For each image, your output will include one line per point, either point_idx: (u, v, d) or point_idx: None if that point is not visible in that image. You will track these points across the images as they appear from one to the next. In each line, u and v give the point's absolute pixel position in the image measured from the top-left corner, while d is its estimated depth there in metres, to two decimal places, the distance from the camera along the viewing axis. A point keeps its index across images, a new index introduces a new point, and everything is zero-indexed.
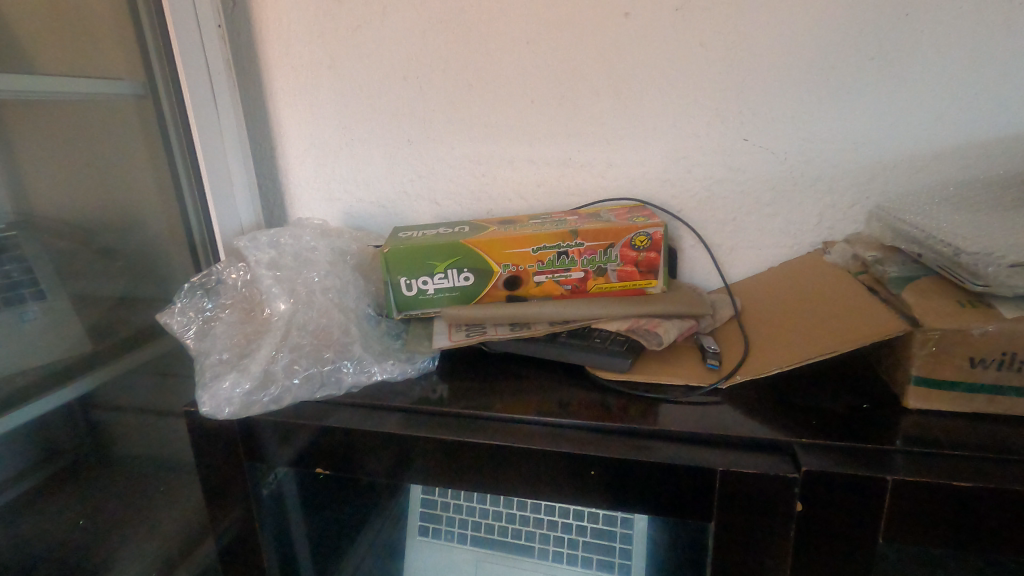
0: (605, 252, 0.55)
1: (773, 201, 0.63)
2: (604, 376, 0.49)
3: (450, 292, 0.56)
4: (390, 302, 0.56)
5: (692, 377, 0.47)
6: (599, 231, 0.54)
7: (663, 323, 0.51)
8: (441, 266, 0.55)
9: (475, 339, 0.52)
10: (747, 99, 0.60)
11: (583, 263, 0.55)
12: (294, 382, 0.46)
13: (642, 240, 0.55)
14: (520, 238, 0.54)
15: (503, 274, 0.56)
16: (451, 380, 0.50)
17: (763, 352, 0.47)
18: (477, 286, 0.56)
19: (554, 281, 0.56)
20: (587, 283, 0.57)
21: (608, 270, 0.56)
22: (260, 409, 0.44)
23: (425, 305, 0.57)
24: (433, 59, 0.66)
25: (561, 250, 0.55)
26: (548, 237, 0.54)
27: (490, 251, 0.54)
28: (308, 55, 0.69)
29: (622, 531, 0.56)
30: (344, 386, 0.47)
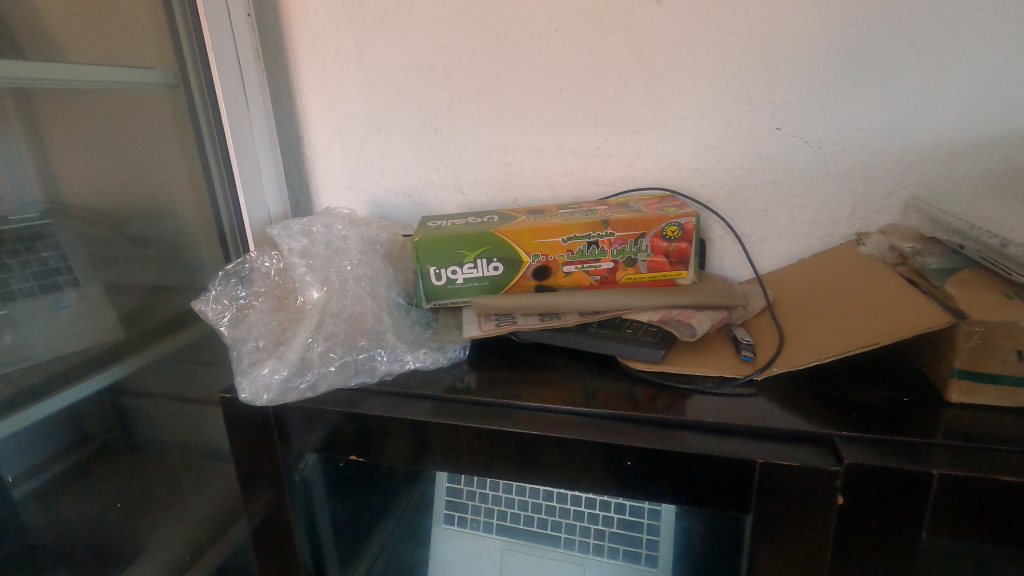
0: (635, 243, 0.55)
1: (806, 191, 0.62)
2: (636, 367, 0.48)
3: (479, 282, 0.56)
4: (419, 292, 0.56)
5: (726, 369, 0.46)
6: (630, 221, 0.54)
7: (696, 314, 0.50)
8: (471, 256, 0.55)
9: (505, 329, 0.52)
10: (781, 87, 0.59)
11: (614, 253, 0.55)
12: (330, 369, 0.46)
13: (673, 230, 0.54)
14: (550, 227, 0.54)
15: (532, 265, 0.55)
16: (481, 370, 0.50)
17: (800, 344, 0.46)
18: (507, 276, 0.56)
19: (584, 271, 0.56)
20: (617, 274, 0.56)
21: (638, 261, 0.56)
22: (297, 395, 0.44)
23: (453, 295, 0.57)
24: (460, 47, 0.65)
25: (591, 240, 0.54)
26: (578, 227, 0.54)
27: (520, 240, 0.54)
28: (335, 43, 0.69)
29: (650, 522, 0.56)
30: (378, 375, 0.48)
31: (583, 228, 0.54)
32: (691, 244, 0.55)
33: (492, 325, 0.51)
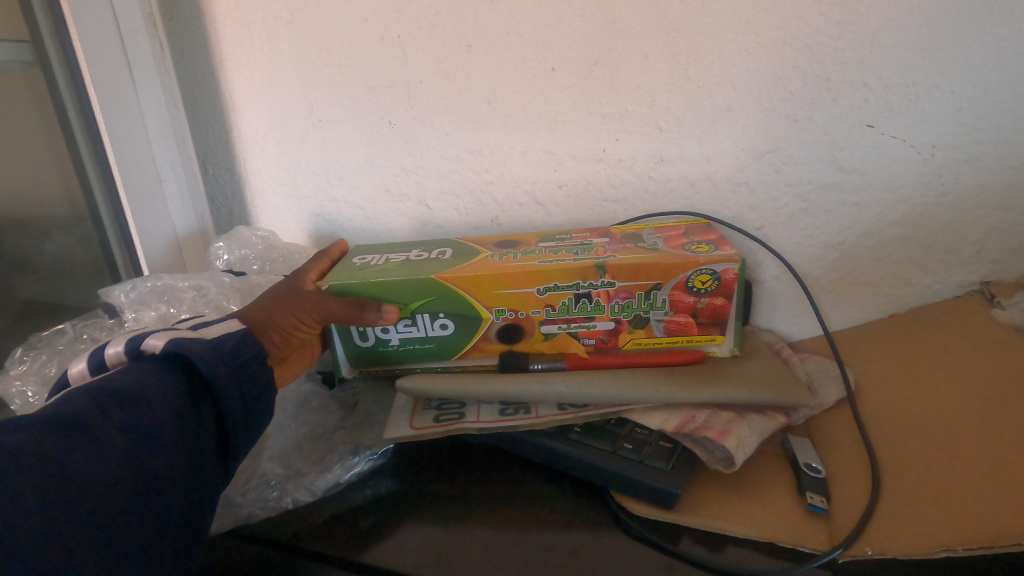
0: (647, 297, 0.36)
1: (906, 219, 0.42)
2: (636, 509, 0.31)
3: (421, 343, 0.39)
4: (337, 357, 0.39)
5: (781, 532, 0.29)
6: (641, 266, 0.35)
7: (735, 426, 0.32)
8: (406, 310, 0.37)
9: (446, 431, 0.35)
10: (878, 64, 0.39)
11: (615, 310, 0.37)
12: None
13: (705, 279, 0.36)
14: (519, 273, 0.35)
15: (496, 323, 0.38)
16: (404, 498, 0.34)
17: (913, 499, 0.28)
18: (459, 338, 0.38)
19: (571, 334, 0.38)
20: (620, 337, 0.38)
21: (652, 321, 0.37)
22: None
23: (386, 361, 0.40)
24: (417, 10, 0.47)
25: (582, 292, 0.36)
26: (562, 273, 0.35)
27: (475, 290, 0.36)
28: (260, 8, 0.51)
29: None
30: (236, 518, 0.33)
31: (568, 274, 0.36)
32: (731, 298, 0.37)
33: (428, 426, 0.35)
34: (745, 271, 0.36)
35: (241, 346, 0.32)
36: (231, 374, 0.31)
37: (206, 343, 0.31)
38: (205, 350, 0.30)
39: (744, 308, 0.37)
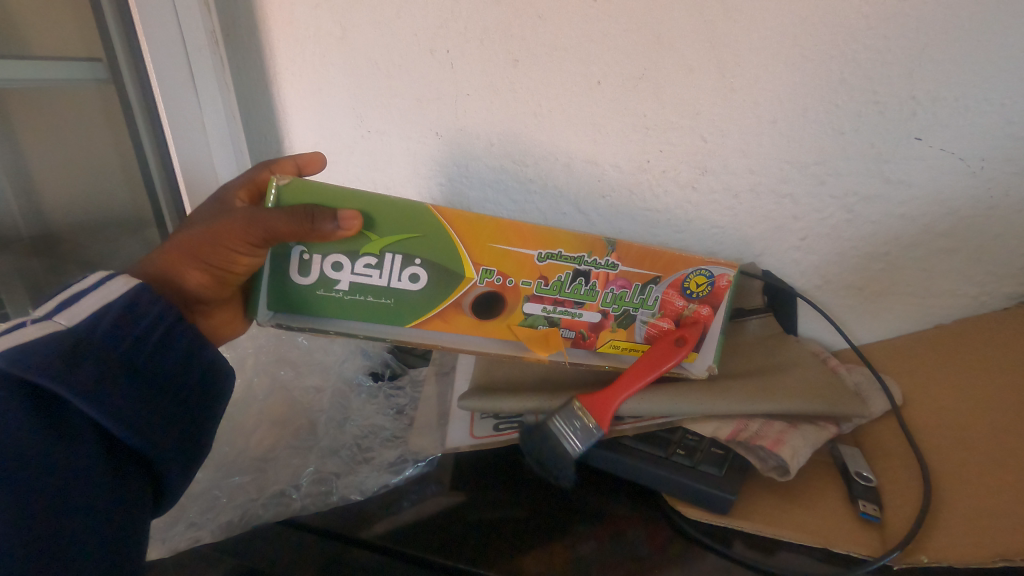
0: (642, 291, 0.37)
1: (953, 231, 0.43)
2: (691, 514, 0.32)
3: (377, 293, 0.36)
4: (275, 291, 0.36)
5: (835, 538, 0.30)
6: (645, 254, 0.36)
7: (789, 436, 0.33)
8: (378, 245, 0.34)
9: (507, 438, 0.36)
10: (926, 76, 0.39)
11: (606, 300, 0.37)
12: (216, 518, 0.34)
13: (699, 283, 0.37)
14: (527, 232, 0.35)
15: (476, 286, 0.36)
16: (463, 497, 0.35)
17: (966, 508, 0.28)
18: (421, 297, 0.36)
19: (551, 320, 0.38)
20: (599, 335, 0.38)
21: (637, 320, 0.38)
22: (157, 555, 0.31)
23: (329, 309, 0.37)
24: (466, 25, 0.49)
25: (581, 269, 0.36)
26: (569, 242, 0.35)
27: (471, 241, 0.35)
28: (314, 23, 0.53)
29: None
30: (289, 508, 0.35)
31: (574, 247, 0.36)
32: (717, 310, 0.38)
33: (490, 434, 0.36)
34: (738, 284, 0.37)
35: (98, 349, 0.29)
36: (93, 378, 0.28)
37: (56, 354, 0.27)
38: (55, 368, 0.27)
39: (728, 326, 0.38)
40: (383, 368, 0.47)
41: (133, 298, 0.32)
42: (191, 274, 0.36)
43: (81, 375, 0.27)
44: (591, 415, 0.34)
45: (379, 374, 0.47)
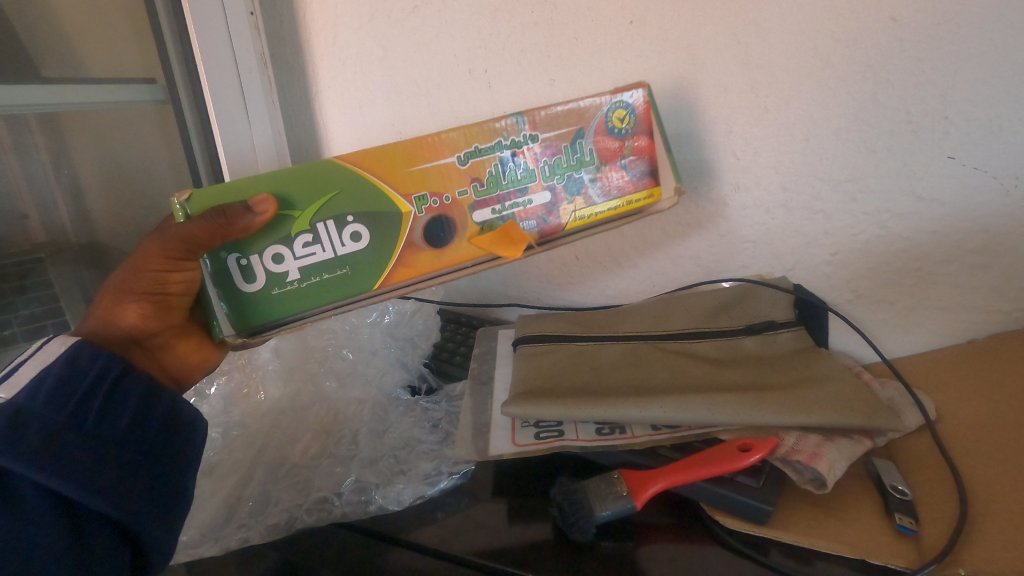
0: (573, 150, 0.38)
1: (987, 247, 0.43)
2: (730, 525, 0.33)
3: (326, 268, 0.36)
4: (235, 305, 0.35)
5: (873, 549, 0.30)
6: (556, 115, 0.38)
7: (826, 450, 0.34)
8: (305, 218, 0.35)
9: (548, 446, 0.37)
10: (960, 97, 0.40)
11: (545, 173, 0.38)
12: (263, 515, 0.34)
13: (623, 115, 0.38)
14: (430, 141, 0.36)
15: (418, 218, 0.37)
16: (505, 504, 0.36)
17: (1002, 522, 0.29)
18: (377, 246, 0.36)
19: (507, 220, 0.38)
20: (560, 212, 0.39)
21: (586, 181, 0.39)
22: (212, 552, 0.32)
23: (294, 304, 0.36)
24: (504, 46, 0.50)
25: (505, 155, 0.37)
26: (478, 135, 0.37)
27: (387, 173, 0.36)
28: (356, 44, 0.55)
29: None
30: (332, 515, 0.34)
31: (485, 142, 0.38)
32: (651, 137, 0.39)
33: (531, 442, 0.38)
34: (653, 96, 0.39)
35: (42, 413, 0.29)
36: (36, 442, 0.28)
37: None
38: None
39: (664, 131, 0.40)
40: (420, 382, 0.46)
41: (71, 360, 0.32)
42: (128, 307, 0.37)
43: (16, 440, 0.27)
44: (628, 483, 0.34)
45: (417, 388, 0.45)
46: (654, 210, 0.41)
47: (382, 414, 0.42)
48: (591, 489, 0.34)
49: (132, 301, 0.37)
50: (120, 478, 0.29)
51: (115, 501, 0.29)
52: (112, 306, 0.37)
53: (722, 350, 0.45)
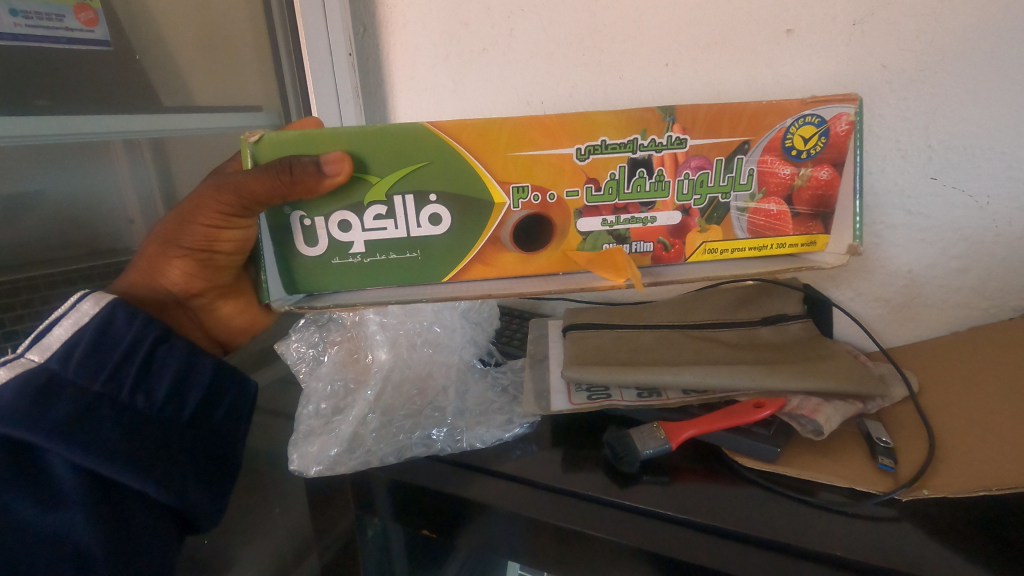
0: (726, 169, 0.39)
1: (966, 253, 0.52)
2: (746, 464, 0.41)
3: (388, 244, 0.40)
4: (296, 263, 0.40)
5: (859, 479, 0.39)
6: (720, 120, 0.38)
7: (824, 408, 0.42)
8: (381, 187, 0.38)
9: (598, 405, 0.46)
10: (940, 128, 0.49)
11: (684, 190, 0.40)
12: (381, 444, 0.43)
13: (810, 133, 0.39)
14: (553, 131, 0.37)
15: (512, 210, 0.40)
16: (565, 449, 0.45)
17: (958, 461, 0.37)
18: (448, 231, 0.40)
19: (617, 233, 0.41)
20: (687, 238, 0.41)
21: (733, 208, 0.41)
22: (346, 469, 0.41)
23: (350, 273, 0.41)
24: (558, 82, 0.61)
25: (637, 158, 0.39)
26: (607, 128, 0.37)
27: (487, 151, 0.38)
28: (432, 79, 0.67)
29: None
30: (432, 449, 0.44)
31: (618, 136, 0.38)
32: (835, 168, 0.40)
33: (584, 399, 0.47)
34: (859, 120, 0.38)
35: (72, 386, 0.36)
36: (63, 416, 0.34)
37: (28, 397, 0.34)
38: (21, 410, 0.34)
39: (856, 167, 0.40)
40: (489, 357, 0.56)
41: (103, 325, 0.39)
42: (176, 264, 0.47)
43: (49, 414, 0.34)
44: (664, 429, 0.43)
45: (487, 361, 0.55)
46: (816, 256, 0.43)
47: (462, 377, 0.51)
48: (634, 434, 0.43)
49: (177, 258, 0.47)
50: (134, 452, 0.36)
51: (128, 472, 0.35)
52: (161, 265, 0.47)
53: (742, 335, 0.53)
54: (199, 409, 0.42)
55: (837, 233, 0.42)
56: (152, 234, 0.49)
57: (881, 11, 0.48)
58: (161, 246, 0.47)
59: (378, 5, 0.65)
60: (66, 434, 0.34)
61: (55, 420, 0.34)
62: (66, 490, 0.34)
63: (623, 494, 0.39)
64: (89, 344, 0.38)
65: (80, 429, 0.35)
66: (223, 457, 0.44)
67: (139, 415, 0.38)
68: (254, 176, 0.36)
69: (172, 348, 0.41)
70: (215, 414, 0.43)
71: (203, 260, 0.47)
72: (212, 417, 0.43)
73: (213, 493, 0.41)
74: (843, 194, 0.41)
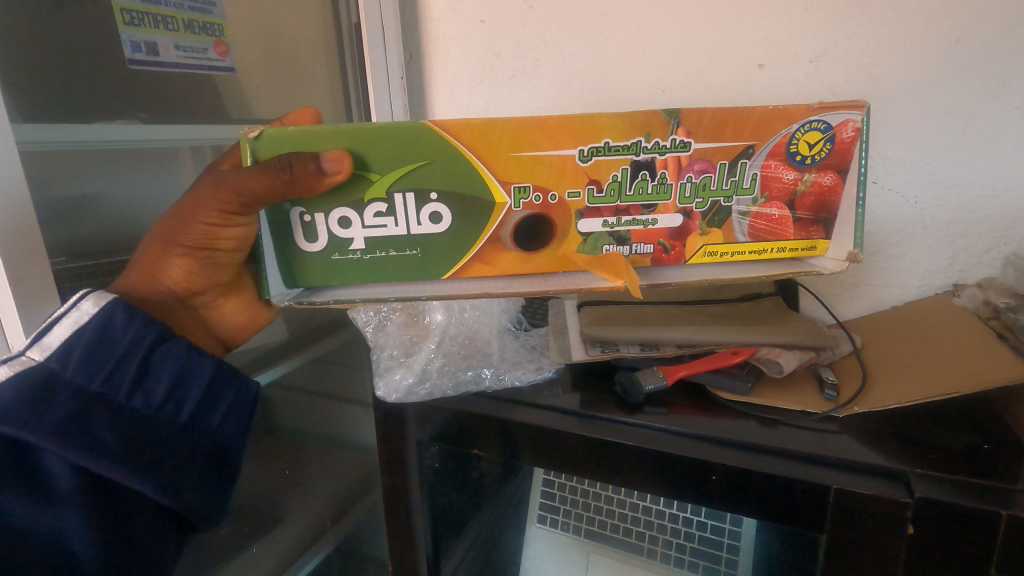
0: (730, 174, 0.43)
1: (901, 241, 0.65)
2: (725, 396, 0.54)
3: (389, 243, 0.45)
4: (301, 260, 0.45)
5: (807, 403, 0.51)
6: (726, 126, 0.42)
7: (784, 353, 0.55)
8: (381, 185, 0.42)
9: (610, 355, 0.58)
10: (880, 143, 0.63)
11: (688, 193, 0.44)
12: (443, 379, 0.56)
13: (814, 137, 0.42)
14: (559, 134, 0.41)
15: (514, 210, 0.44)
16: (585, 389, 0.57)
17: (880, 387, 0.51)
18: (450, 230, 0.45)
19: (619, 233, 0.45)
20: (688, 240, 0.46)
21: (736, 212, 0.45)
22: (418, 397, 0.55)
23: (351, 270, 0.46)
24: (575, 103, 0.74)
25: (641, 161, 0.42)
26: (611, 130, 0.41)
27: (486, 151, 0.42)
28: (468, 100, 0.80)
29: (731, 527, 0.64)
30: (482, 385, 0.56)
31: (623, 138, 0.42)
32: (839, 173, 0.43)
33: (599, 350, 0.58)
34: (866, 127, 0.41)
35: (74, 389, 0.40)
36: (60, 419, 0.38)
37: (26, 397, 0.38)
38: (18, 410, 0.37)
39: (860, 170, 0.43)
40: (519, 322, 0.68)
41: (104, 326, 0.43)
42: (178, 263, 0.51)
43: (51, 415, 0.38)
44: (661, 370, 0.55)
45: (519, 326, 0.67)
46: (816, 259, 0.47)
47: (501, 335, 0.63)
48: (640, 373, 0.55)
49: (180, 258, 0.51)
50: (128, 453, 0.40)
51: (120, 473, 0.40)
52: (163, 264, 0.51)
53: (724, 307, 0.66)
54: (198, 411, 0.46)
55: (838, 239, 0.46)
56: (149, 235, 0.52)
57: (832, 53, 0.62)
58: (163, 246, 0.51)
59: (423, 38, 0.79)
60: (64, 435, 0.38)
61: (50, 420, 0.38)
62: (62, 491, 0.38)
63: (630, 415, 0.52)
64: (84, 350, 0.42)
65: (77, 431, 0.39)
66: (223, 461, 0.47)
67: (137, 415, 0.42)
68: (255, 175, 0.40)
69: (170, 352, 0.45)
70: (213, 417, 0.47)
71: (205, 258, 0.51)
72: (211, 420, 0.47)
73: (213, 497, 0.46)
74: (845, 200, 0.45)
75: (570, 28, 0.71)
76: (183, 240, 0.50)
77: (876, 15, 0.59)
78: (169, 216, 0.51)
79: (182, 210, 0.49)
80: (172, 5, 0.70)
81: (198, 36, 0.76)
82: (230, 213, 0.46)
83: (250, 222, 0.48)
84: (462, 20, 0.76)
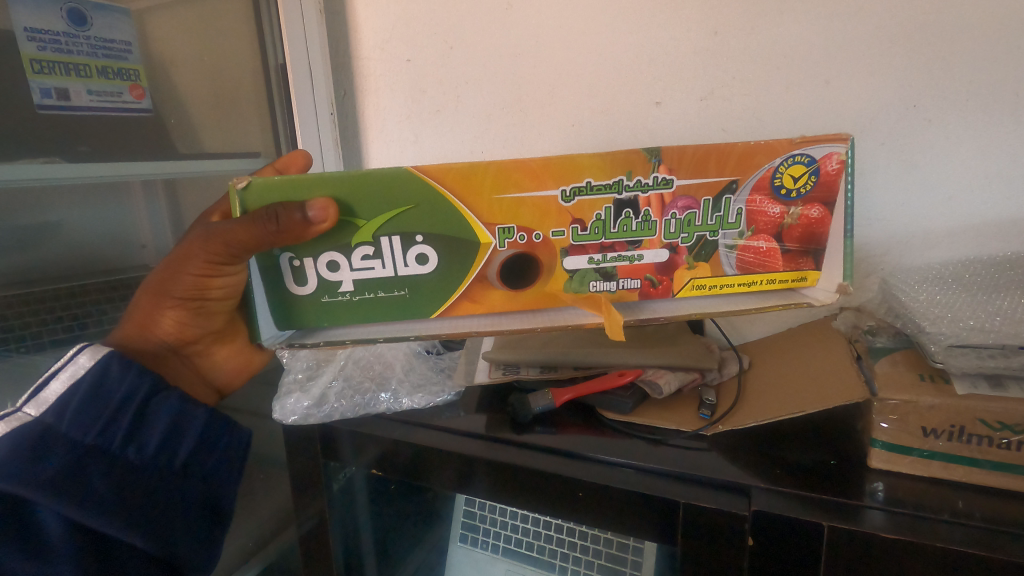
0: (714, 208, 0.42)
1: None
2: (610, 416, 0.56)
3: (380, 282, 0.44)
4: (292, 302, 0.44)
5: (682, 421, 0.54)
6: (706, 159, 0.41)
7: (666, 374, 0.58)
8: (367, 230, 0.42)
9: (509, 377, 0.61)
10: None
11: (672, 227, 0.42)
12: (342, 403, 0.59)
13: (799, 171, 0.41)
14: (541, 176, 0.41)
15: (497, 249, 0.43)
16: (485, 410, 0.60)
17: (749, 407, 0.54)
18: (437, 271, 0.44)
19: (603, 270, 0.44)
20: (675, 275, 0.44)
21: (722, 245, 0.43)
22: (315, 420, 0.57)
23: (343, 312, 0.45)
24: (494, 136, 0.78)
25: (623, 199, 0.41)
26: (593, 170, 0.40)
27: (468, 191, 0.41)
28: (397, 132, 0.84)
29: (635, 544, 0.65)
30: (380, 408, 0.59)
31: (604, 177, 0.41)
32: (826, 206, 0.42)
33: (499, 373, 0.61)
34: (850, 159, 0.41)
35: (70, 446, 0.42)
36: (55, 474, 0.40)
37: (22, 452, 0.40)
38: (17, 466, 0.40)
39: (846, 204, 0.42)
40: (432, 346, 0.71)
41: (99, 381, 0.45)
42: (169, 313, 0.53)
43: (47, 472, 0.40)
44: (550, 391, 0.58)
45: (431, 350, 0.70)
46: (807, 291, 0.46)
47: (409, 359, 0.66)
48: (529, 394, 0.57)
49: (172, 308, 0.52)
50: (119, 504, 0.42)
51: (112, 523, 0.41)
52: (156, 316, 0.53)
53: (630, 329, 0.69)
54: (191, 457, 0.47)
55: (828, 271, 0.44)
56: (142, 288, 0.54)
57: (719, 93, 0.66)
58: (156, 298, 0.52)
59: (356, 75, 0.84)
60: (58, 489, 0.40)
61: (46, 475, 0.40)
62: (46, 534, 0.40)
63: (516, 434, 0.54)
64: (78, 404, 0.44)
65: (70, 484, 0.40)
66: (215, 507, 0.49)
67: (131, 467, 0.44)
68: (242, 227, 0.40)
69: (164, 402, 0.47)
70: (207, 461, 0.49)
71: (196, 307, 0.52)
72: (206, 463, 0.48)
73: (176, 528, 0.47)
74: (832, 231, 0.43)
75: (487, 67, 0.75)
76: (175, 291, 0.51)
77: (755, 57, 0.64)
78: (161, 270, 0.52)
79: (172, 263, 0.50)
80: (83, 53, 0.75)
81: (110, 81, 0.79)
82: (219, 265, 0.47)
83: (237, 270, 0.49)
84: (390, 59, 0.81)
